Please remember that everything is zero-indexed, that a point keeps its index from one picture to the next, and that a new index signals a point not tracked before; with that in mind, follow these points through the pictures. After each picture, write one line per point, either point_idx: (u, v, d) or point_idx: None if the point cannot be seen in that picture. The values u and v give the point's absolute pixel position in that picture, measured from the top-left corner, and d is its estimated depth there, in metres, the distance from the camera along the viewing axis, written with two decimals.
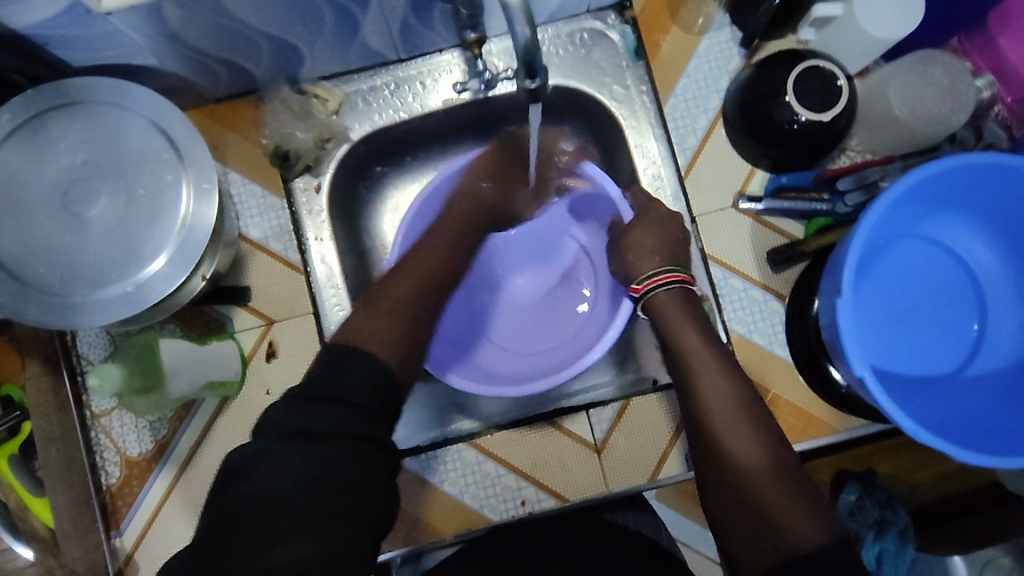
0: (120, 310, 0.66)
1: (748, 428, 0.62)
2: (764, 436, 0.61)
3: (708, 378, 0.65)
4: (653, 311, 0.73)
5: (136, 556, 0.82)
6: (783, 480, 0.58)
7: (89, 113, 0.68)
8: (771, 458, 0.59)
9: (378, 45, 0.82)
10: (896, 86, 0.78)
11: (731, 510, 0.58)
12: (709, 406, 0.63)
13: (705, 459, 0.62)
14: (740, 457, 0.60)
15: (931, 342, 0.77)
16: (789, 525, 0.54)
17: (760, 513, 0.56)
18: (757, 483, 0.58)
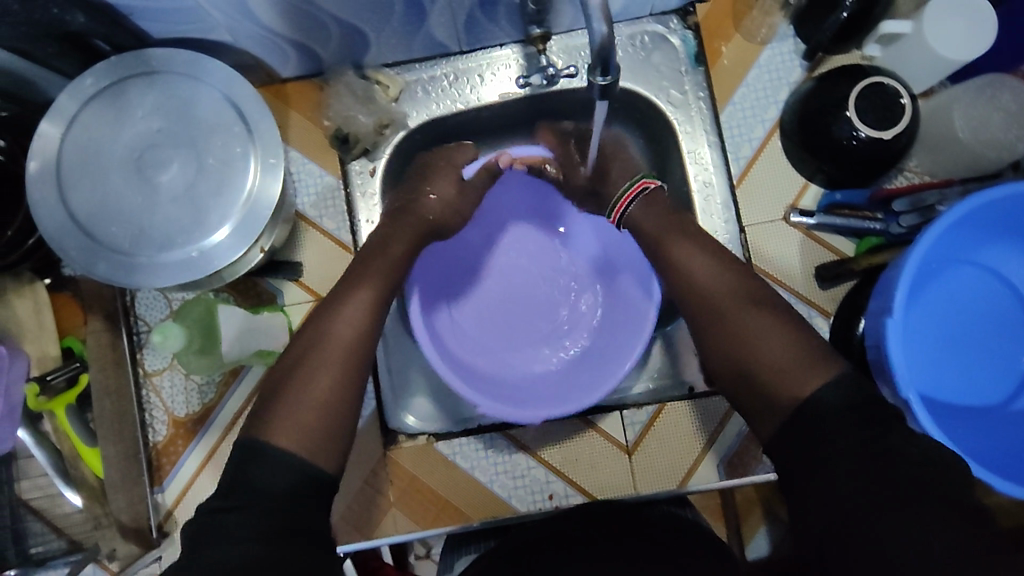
0: (183, 273, 0.69)
1: (743, 300, 0.67)
2: (761, 305, 0.66)
3: (695, 269, 0.70)
4: (630, 225, 0.79)
5: (176, 512, 0.85)
6: (785, 331, 0.63)
7: (167, 83, 0.71)
8: (770, 320, 0.65)
9: (441, 36, 0.84)
10: (961, 109, 0.78)
11: (736, 377, 0.65)
12: (700, 289, 0.69)
13: (706, 333, 0.68)
14: (735, 326, 0.65)
15: (977, 372, 0.75)
16: (786, 377, 0.60)
17: (758, 372, 0.62)
18: (754, 346, 0.63)
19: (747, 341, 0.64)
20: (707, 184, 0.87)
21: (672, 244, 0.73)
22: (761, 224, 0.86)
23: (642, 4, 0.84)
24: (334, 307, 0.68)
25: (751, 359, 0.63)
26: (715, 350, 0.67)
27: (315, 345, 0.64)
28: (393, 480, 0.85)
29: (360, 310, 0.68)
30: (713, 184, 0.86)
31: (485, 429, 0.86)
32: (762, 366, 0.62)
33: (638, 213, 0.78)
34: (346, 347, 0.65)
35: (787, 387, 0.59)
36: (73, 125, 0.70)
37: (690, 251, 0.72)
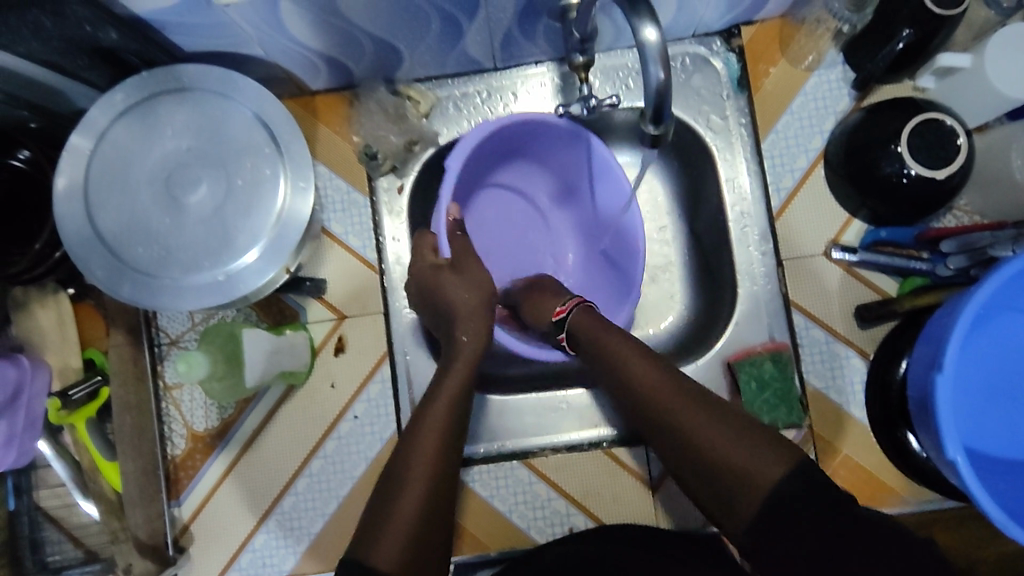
0: (209, 297, 0.68)
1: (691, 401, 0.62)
2: (698, 401, 0.61)
3: (635, 370, 0.65)
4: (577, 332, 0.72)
5: (192, 527, 0.84)
6: (729, 434, 0.59)
7: (198, 101, 0.69)
8: (717, 414, 0.60)
9: (477, 54, 0.82)
10: (1019, 147, 0.74)
11: (702, 487, 0.60)
12: (636, 384, 0.64)
13: (663, 438, 0.62)
14: (687, 434, 0.60)
15: (1023, 425, 0.72)
16: (747, 478, 0.56)
17: (722, 471, 0.58)
18: (709, 441, 0.59)
19: (700, 443, 0.59)
20: (744, 214, 0.84)
21: (611, 346, 0.67)
22: (799, 259, 0.83)
23: (687, 25, 0.81)
24: (417, 417, 0.65)
25: (710, 458, 0.58)
26: (676, 452, 0.61)
27: (404, 461, 0.62)
28: None
29: (439, 415, 0.65)
30: (750, 213, 0.84)
31: (506, 457, 0.83)
32: (722, 466, 0.58)
33: (581, 319, 0.72)
34: (436, 451, 0.62)
35: (759, 482, 0.56)
36: (102, 141, 0.68)
37: (622, 352, 0.66)
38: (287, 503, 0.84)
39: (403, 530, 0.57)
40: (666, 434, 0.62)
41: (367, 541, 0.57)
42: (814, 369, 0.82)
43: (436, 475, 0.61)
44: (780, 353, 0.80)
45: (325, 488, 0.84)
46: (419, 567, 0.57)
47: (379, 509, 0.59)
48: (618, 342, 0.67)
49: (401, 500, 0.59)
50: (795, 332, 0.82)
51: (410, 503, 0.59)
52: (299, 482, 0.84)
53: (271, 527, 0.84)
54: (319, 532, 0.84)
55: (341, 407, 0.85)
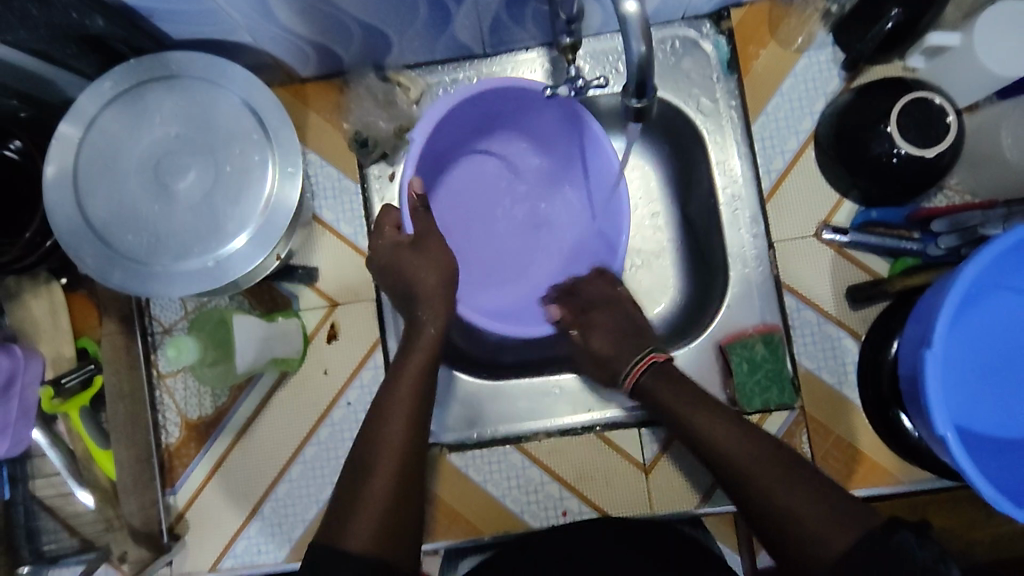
0: (199, 282, 0.68)
1: (778, 468, 0.63)
2: (787, 468, 0.63)
3: (726, 441, 0.66)
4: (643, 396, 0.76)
5: (187, 515, 0.85)
6: (816, 496, 0.60)
7: (185, 87, 0.69)
8: (796, 480, 0.62)
9: (466, 39, 0.82)
10: (1010, 126, 0.73)
11: (782, 545, 0.60)
12: (714, 447, 0.67)
13: (739, 497, 0.64)
14: (763, 496, 0.62)
15: (1016, 404, 0.72)
16: (825, 538, 0.57)
17: (797, 535, 0.59)
18: (791, 508, 0.60)
19: (780, 508, 0.61)
20: (735, 196, 0.85)
21: (689, 414, 0.70)
22: (792, 241, 0.83)
23: (676, 8, 0.81)
24: (384, 402, 0.67)
25: (789, 522, 0.60)
26: (752, 514, 0.63)
27: (375, 445, 0.64)
28: None
29: (407, 398, 0.67)
30: (741, 197, 0.84)
31: (499, 442, 0.84)
32: (794, 529, 0.59)
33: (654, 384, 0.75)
34: (404, 435, 0.64)
35: (829, 551, 0.57)
36: (90, 128, 0.68)
37: (703, 414, 0.69)
38: (281, 490, 0.84)
39: (375, 510, 0.60)
40: (742, 494, 0.64)
41: (341, 522, 0.60)
42: (806, 350, 0.82)
43: (405, 457, 0.64)
44: (772, 335, 0.81)
45: (319, 474, 0.84)
46: (393, 543, 0.59)
47: (352, 492, 0.62)
48: (695, 407, 0.70)
49: (372, 482, 0.62)
50: (786, 314, 0.82)
51: (381, 485, 0.61)
52: (294, 468, 0.84)
53: (266, 514, 0.84)
54: (313, 519, 0.84)
55: (334, 394, 0.85)
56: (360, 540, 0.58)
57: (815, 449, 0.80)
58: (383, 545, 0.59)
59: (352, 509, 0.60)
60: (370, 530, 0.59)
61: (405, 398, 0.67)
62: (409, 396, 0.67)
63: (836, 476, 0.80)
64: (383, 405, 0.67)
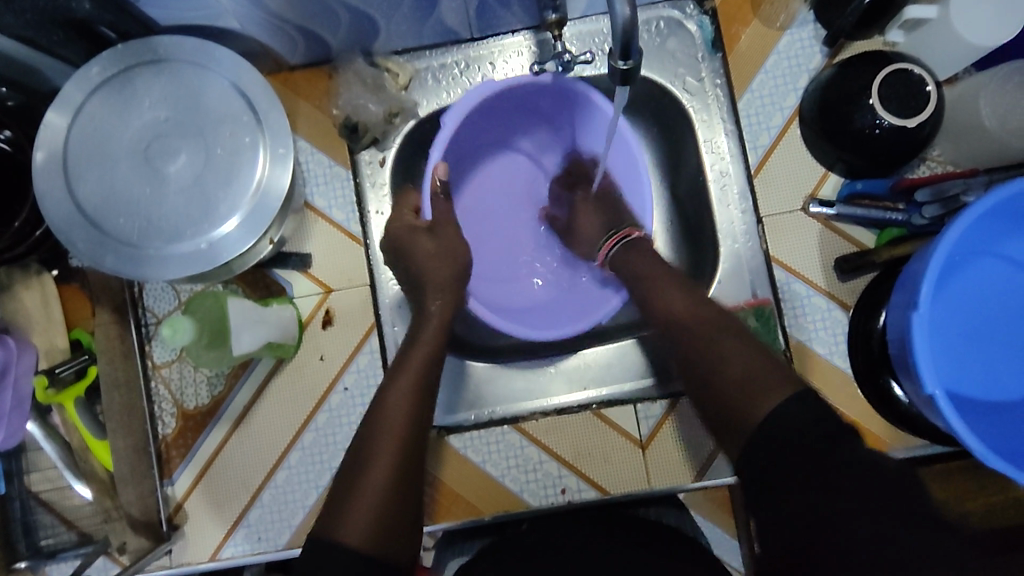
0: (192, 265, 0.68)
1: (721, 330, 0.66)
2: (732, 336, 0.65)
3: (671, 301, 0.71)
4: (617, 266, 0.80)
5: (186, 505, 0.85)
6: (749, 364, 0.62)
7: (174, 73, 0.69)
8: (741, 346, 0.64)
9: (453, 23, 0.82)
10: (988, 96, 0.75)
11: (714, 408, 0.62)
12: (672, 308, 0.70)
13: (683, 357, 0.67)
14: (707, 350, 0.65)
15: (1002, 367, 0.74)
16: (752, 407, 0.58)
17: (726, 395, 0.61)
18: (729, 367, 0.62)
19: (719, 366, 0.63)
20: (723, 173, 0.85)
21: (665, 287, 0.73)
22: (780, 215, 0.84)
23: None
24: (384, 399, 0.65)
25: (723, 381, 0.62)
26: (693, 373, 0.66)
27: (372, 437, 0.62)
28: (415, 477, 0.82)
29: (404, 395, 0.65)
30: (730, 173, 0.85)
31: (497, 422, 0.84)
32: (730, 394, 0.61)
33: (626, 255, 0.79)
34: (404, 424, 0.63)
35: (756, 410, 0.58)
36: (78, 115, 0.68)
37: (671, 286, 0.72)
38: (280, 478, 0.84)
39: (370, 501, 0.57)
40: (686, 349, 0.67)
41: (335, 515, 0.57)
42: (797, 322, 0.83)
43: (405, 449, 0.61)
44: (763, 307, 0.81)
45: (318, 460, 0.84)
46: (388, 534, 0.56)
47: (348, 485, 0.59)
48: (665, 279, 0.74)
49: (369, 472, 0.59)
50: (777, 287, 0.84)
51: (375, 479, 0.58)
52: (292, 455, 0.84)
53: (265, 501, 0.84)
54: (313, 505, 0.84)
55: (331, 380, 0.85)
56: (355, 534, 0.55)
57: None
58: (378, 537, 0.55)
59: (344, 505, 0.57)
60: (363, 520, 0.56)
61: (407, 388, 0.65)
62: (411, 386, 0.66)
63: None
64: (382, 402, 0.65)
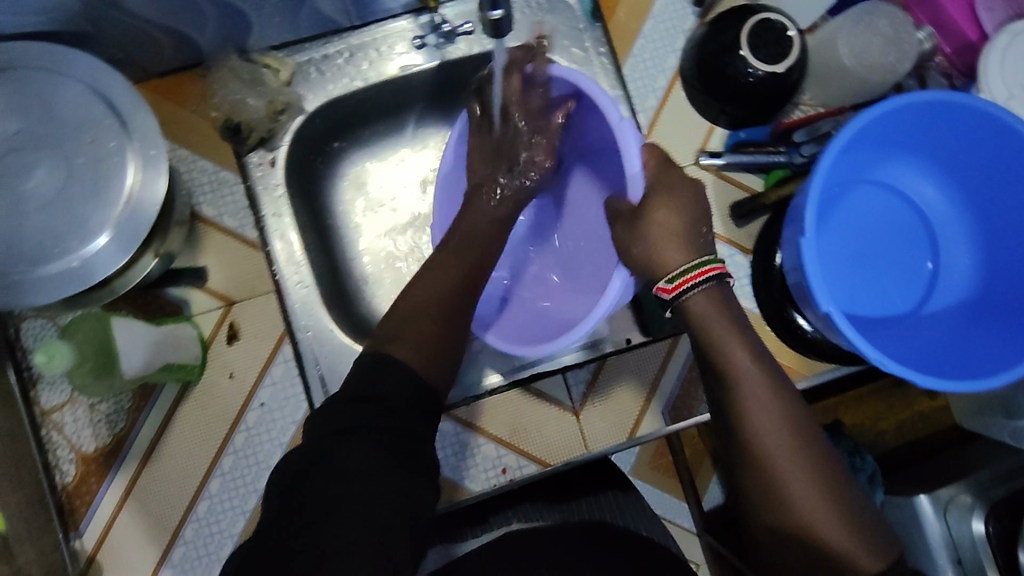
0: (65, 286, 0.62)
1: (809, 468, 0.56)
2: (819, 468, 0.56)
3: (761, 418, 0.58)
4: (687, 321, 0.64)
5: (99, 557, 0.78)
6: (845, 514, 0.55)
7: (18, 81, 0.63)
8: (833, 500, 0.55)
9: (330, 11, 0.80)
10: (844, 38, 0.81)
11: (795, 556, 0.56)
12: (765, 443, 0.57)
13: (760, 494, 0.57)
14: (799, 496, 0.55)
15: (887, 283, 0.80)
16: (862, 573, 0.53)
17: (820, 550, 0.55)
18: (825, 524, 0.55)
19: (806, 520, 0.55)
20: None
21: (750, 413, 0.58)
22: None
23: None
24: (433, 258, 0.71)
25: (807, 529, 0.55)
26: (761, 497, 0.57)
27: (419, 286, 0.67)
28: None
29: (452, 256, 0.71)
30: None
31: None
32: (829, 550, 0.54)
33: (718, 333, 0.61)
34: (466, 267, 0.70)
35: None
36: None
37: (764, 397, 0.59)
38: (201, 509, 0.78)
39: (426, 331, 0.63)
40: (767, 490, 0.57)
41: (392, 335, 0.61)
42: None
43: (460, 286, 0.68)
44: None
45: (239, 486, 0.78)
46: (434, 361, 0.61)
47: (399, 316, 0.64)
48: (759, 403, 0.58)
49: (421, 296, 0.66)
50: None
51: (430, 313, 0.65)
52: (212, 484, 0.78)
53: (188, 538, 0.78)
54: (242, 532, 0.78)
55: (244, 397, 0.80)
56: (410, 359, 0.59)
57: None
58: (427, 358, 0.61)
59: (405, 330, 0.62)
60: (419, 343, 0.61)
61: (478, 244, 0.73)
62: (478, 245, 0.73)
63: None
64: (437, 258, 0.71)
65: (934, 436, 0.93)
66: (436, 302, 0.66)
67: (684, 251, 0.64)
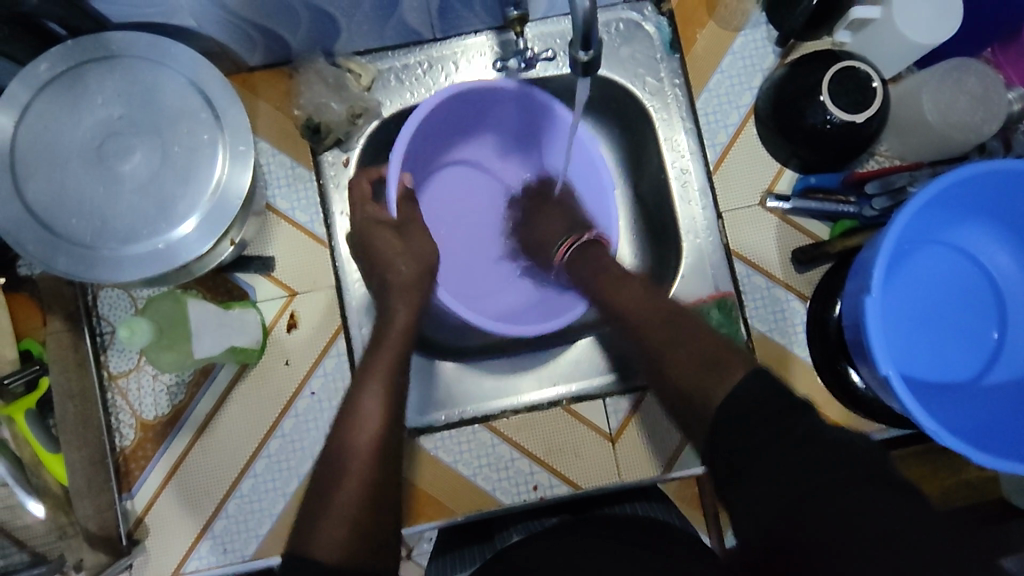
0: (150, 266, 0.66)
1: (670, 331, 0.69)
2: (691, 331, 0.69)
3: (620, 294, 0.76)
4: (574, 261, 0.84)
5: (147, 519, 0.82)
6: (698, 353, 0.65)
7: (129, 69, 0.68)
8: (699, 351, 0.65)
9: (416, 23, 0.82)
10: (929, 93, 0.79)
11: (675, 400, 0.65)
12: (629, 288, 0.77)
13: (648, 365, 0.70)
14: (663, 351, 0.68)
15: (951, 349, 0.78)
16: (706, 385, 0.61)
17: (700, 381, 0.62)
18: (701, 352, 0.65)
19: (683, 352, 0.66)
20: (684, 171, 0.88)
21: (627, 284, 0.77)
22: (739, 211, 0.87)
23: None
24: (341, 442, 0.62)
25: (672, 373, 0.66)
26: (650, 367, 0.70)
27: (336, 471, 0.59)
28: (408, 499, 0.82)
29: (369, 433, 0.62)
30: (690, 170, 0.88)
31: (467, 422, 0.85)
32: (690, 386, 0.63)
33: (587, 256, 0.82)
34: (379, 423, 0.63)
35: (708, 394, 0.60)
36: (25, 114, 0.66)
37: (625, 282, 0.78)
38: (245, 486, 0.82)
39: (345, 514, 0.56)
40: (657, 339, 0.69)
41: (311, 523, 0.56)
42: (758, 314, 0.85)
43: (373, 467, 0.60)
44: (725, 300, 0.84)
45: (284, 468, 0.82)
46: (368, 546, 0.55)
47: (317, 508, 0.57)
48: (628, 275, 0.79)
49: (338, 490, 0.57)
50: (737, 280, 0.86)
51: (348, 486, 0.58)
52: (258, 463, 0.82)
53: (230, 512, 0.82)
54: (281, 513, 0.82)
55: (297, 385, 0.83)
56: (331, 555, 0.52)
57: None
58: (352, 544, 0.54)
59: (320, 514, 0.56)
60: (341, 523, 0.55)
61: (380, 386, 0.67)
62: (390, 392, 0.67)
63: None
64: (346, 437, 0.62)
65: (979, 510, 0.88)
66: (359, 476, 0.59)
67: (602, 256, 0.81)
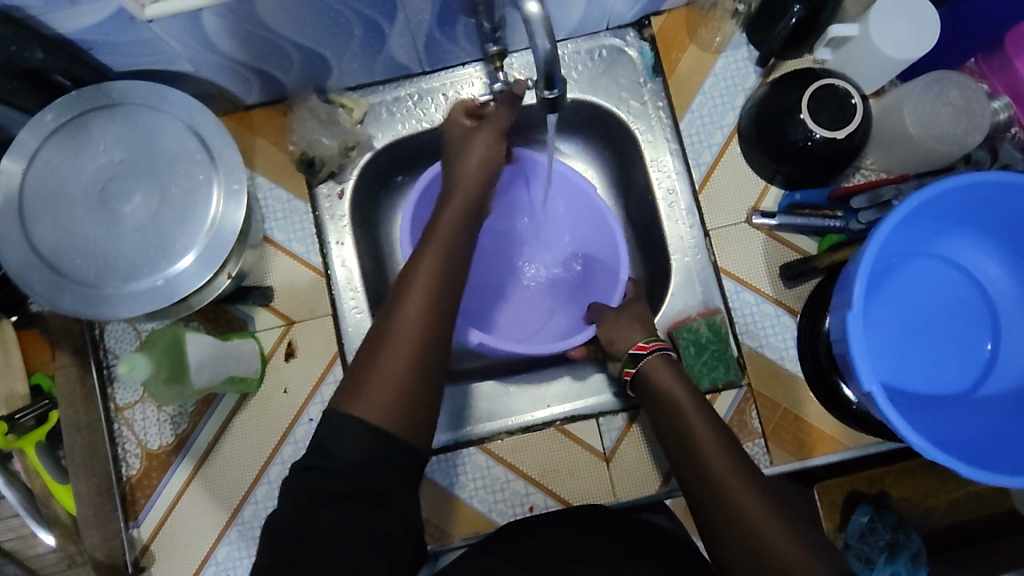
0: (149, 302, 0.69)
1: (733, 461, 0.65)
2: (743, 467, 0.64)
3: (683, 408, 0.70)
4: (645, 375, 0.75)
5: (152, 547, 0.84)
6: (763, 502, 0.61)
7: (127, 116, 0.71)
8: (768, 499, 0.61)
9: (403, 59, 0.85)
10: (911, 105, 0.79)
11: (731, 545, 0.60)
12: (700, 440, 0.67)
13: (697, 485, 0.65)
14: (729, 485, 0.63)
15: (943, 361, 0.77)
16: (782, 549, 0.57)
17: (763, 545, 0.58)
18: (746, 508, 0.61)
19: (733, 504, 0.61)
20: (670, 192, 0.89)
21: (696, 430, 0.68)
22: (725, 228, 0.88)
23: (599, 17, 0.86)
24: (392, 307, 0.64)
25: (738, 516, 0.61)
26: (700, 500, 0.64)
27: (386, 338, 0.63)
28: None
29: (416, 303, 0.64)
30: (677, 191, 0.89)
31: (463, 445, 0.85)
32: (751, 531, 0.59)
33: (655, 365, 0.74)
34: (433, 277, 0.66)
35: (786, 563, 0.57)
36: (33, 161, 0.70)
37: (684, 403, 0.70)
38: (247, 512, 0.84)
39: (385, 387, 0.59)
40: (708, 498, 0.63)
41: (353, 393, 0.59)
42: (747, 330, 0.86)
43: (418, 344, 0.62)
44: (714, 317, 0.84)
45: None
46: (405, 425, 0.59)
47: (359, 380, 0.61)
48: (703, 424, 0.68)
49: (382, 363, 0.61)
50: (726, 297, 0.87)
51: (396, 358, 0.61)
52: (258, 490, 0.84)
53: (232, 538, 0.84)
54: None
55: (295, 411, 0.85)
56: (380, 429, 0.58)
57: (764, 421, 0.84)
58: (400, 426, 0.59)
59: (364, 380, 0.60)
60: (382, 402, 0.59)
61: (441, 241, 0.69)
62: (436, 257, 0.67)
63: (787, 449, 0.84)
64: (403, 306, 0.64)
65: (988, 521, 0.87)
66: (409, 340, 0.62)
67: (638, 327, 0.80)
